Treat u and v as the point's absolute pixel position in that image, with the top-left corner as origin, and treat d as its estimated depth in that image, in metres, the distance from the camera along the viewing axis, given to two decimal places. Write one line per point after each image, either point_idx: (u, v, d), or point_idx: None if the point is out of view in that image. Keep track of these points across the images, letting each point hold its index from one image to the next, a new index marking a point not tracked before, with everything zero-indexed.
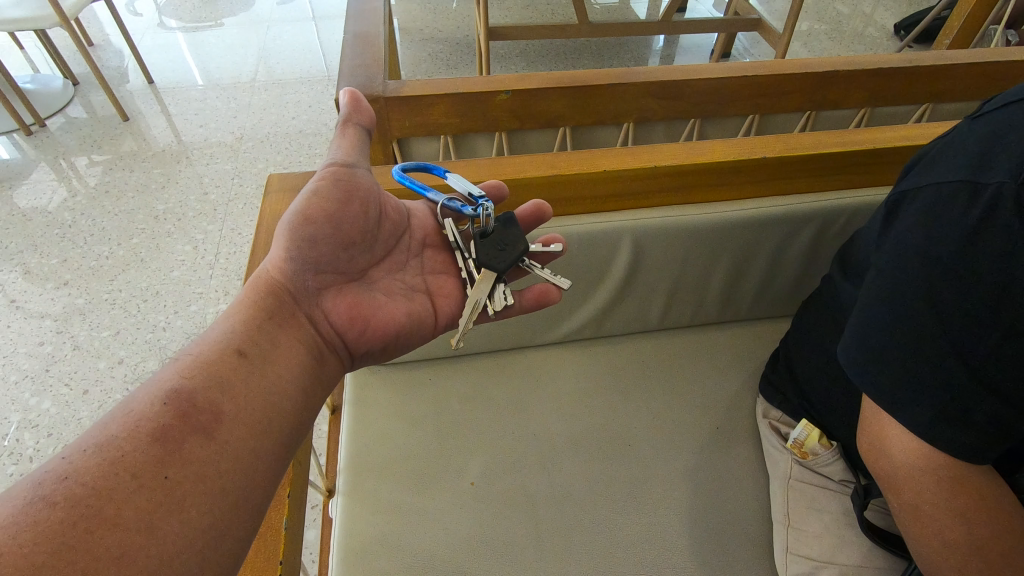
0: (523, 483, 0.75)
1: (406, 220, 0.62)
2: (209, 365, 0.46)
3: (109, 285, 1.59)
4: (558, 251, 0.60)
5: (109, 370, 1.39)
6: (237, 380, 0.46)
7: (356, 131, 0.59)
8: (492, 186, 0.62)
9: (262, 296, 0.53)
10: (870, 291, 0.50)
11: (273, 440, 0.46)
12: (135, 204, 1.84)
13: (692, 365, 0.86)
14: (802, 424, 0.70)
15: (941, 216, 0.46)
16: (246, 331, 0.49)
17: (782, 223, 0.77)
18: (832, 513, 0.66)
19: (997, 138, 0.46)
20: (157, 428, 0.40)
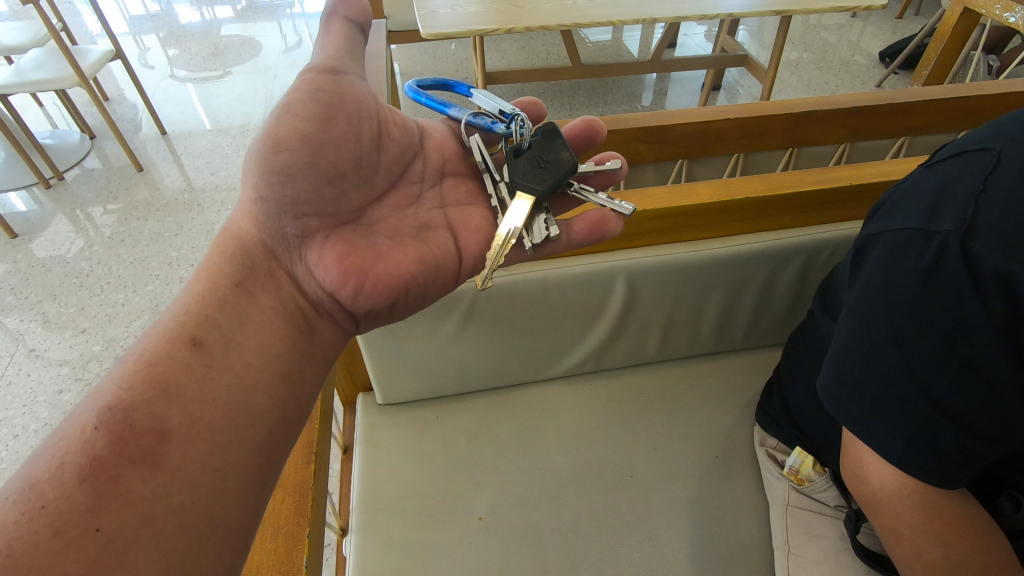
0: (529, 518, 0.77)
1: (412, 146, 0.67)
2: (154, 364, 0.47)
3: (124, 332, 1.64)
4: (614, 168, 0.64)
5: None
6: (183, 382, 0.47)
7: (344, 29, 0.65)
8: (530, 102, 0.70)
9: (230, 263, 0.55)
10: (844, 326, 0.55)
11: (233, 449, 0.47)
12: (150, 251, 1.90)
13: (690, 395, 0.89)
14: (797, 451, 0.73)
15: (895, 259, 0.50)
16: (197, 318, 0.51)
17: (768, 258, 0.81)
18: (829, 539, 0.69)
19: (945, 186, 0.50)
20: (90, 461, 0.42)
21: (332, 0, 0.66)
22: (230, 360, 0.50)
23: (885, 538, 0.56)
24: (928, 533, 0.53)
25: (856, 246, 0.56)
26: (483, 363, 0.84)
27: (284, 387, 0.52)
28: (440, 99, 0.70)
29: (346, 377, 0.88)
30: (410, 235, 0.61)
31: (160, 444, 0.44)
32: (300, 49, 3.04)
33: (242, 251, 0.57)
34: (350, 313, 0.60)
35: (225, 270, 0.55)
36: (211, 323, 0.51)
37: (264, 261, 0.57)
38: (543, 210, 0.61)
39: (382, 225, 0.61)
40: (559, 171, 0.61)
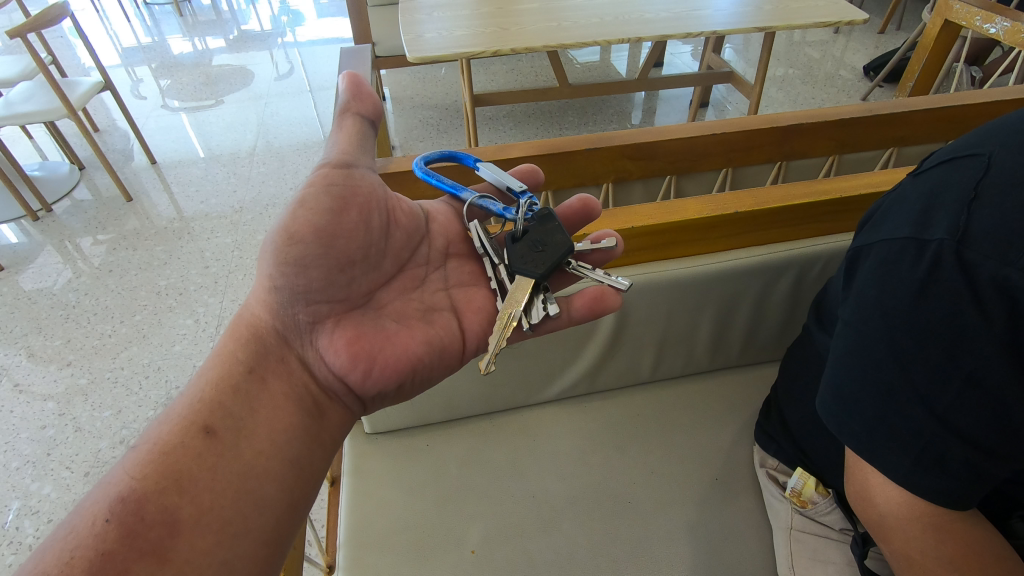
0: (524, 549, 0.74)
1: (423, 229, 0.67)
2: (168, 453, 0.46)
3: (111, 363, 1.60)
4: (611, 247, 0.61)
5: (111, 450, 1.39)
6: (194, 472, 0.46)
7: (355, 122, 0.65)
8: (527, 170, 0.71)
9: (242, 347, 0.55)
10: (842, 342, 0.53)
11: (244, 537, 0.45)
12: (139, 281, 1.88)
13: (687, 416, 0.87)
14: (798, 471, 0.70)
15: (892, 273, 0.49)
16: (212, 404, 0.50)
17: (760, 272, 0.79)
18: (837, 564, 0.66)
19: (933, 196, 0.50)
20: (98, 556, 0.40)
21: (344, 93, 0.65)
22: (242, 447, 0.49)
23: (894, 562, 0.54)
24: (935, 556, 0.50)
25: (849, 260, 0.55)
26: (473, 387, 0.82)
27: (296, 475, 0.51)
28: (452, 181, 0.68)
29: None
30: (418, 317, 0.60)
31: (169, 536, 0.43)
32: (290, 77, 3.06)
33: (252, 333, 0.56)
34: (359, 396, 0.58)
35: (237, 356, 0.54)
36: (223, 411, 0.50)
37: (279, 343, 0.56)
38: (542, 290, 0.59)
39: (390, 308, 0.60)
40: (554, 252, 0.59)
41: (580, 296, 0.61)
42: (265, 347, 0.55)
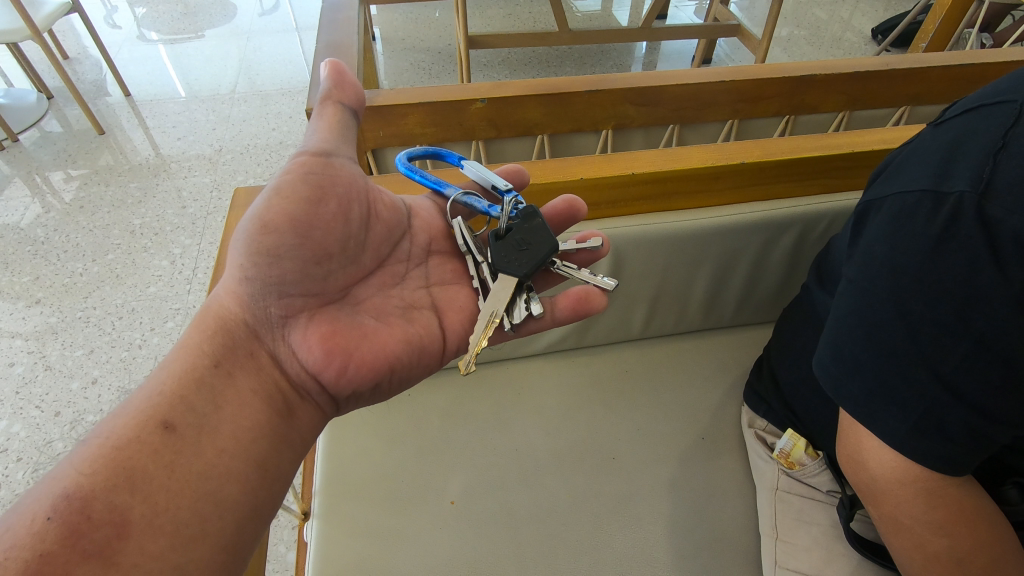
0: (505, 502, 0.72)
1: (406, 221, 0.62)
2: (123, 447, 0.42)
3: (82, 303, 1.54)
4: (597, 247, 0.59)
5: (83, 390, 1.35)
6: (150, 469, 0.42)
7: (336, 109, 0.58)
8: (513, 171, 0.63)
9: (208, 337, 0.49)
10: (849, 294, 0.50)
11: (201, 539, 0.41)
12: (111, 219, 1.79)
13: (676, 375, 0.85)
14: (787, 434, 0.70)
15: (909, 226, 0.45)
16: (174, 398, 0.45)
17: (761, 229, 0.76)
18: (821, 526, 0.65)
19: (956, 145, 0.46)
20: (36, 557, 0.36)
21: (325, 80, 0.58)
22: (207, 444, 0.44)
23: (882, 529, 0.52)
24: (927, 522, 0.49)
25: (857, 218, 0.52)
26: None
27: (262, 476, 0.47)
28: (435, 177, 0.64)
29: None
30: (395, 315, 0.56)
31: (118, 538, 0.38)
32: (275, 12, 2.89)
33: (221, 318, 0.51)
34: (332, 395, 0.54)
35: (203, 348, 0.49)
36: (184, 405, 0.45)
37: (250, 334, 0.51)
38: (526, 290, 0.56)
39: (367, 305, 0.56)
40: (540, 251, 0.56)
41: (564, 296, 0.57)
42: (234, 337, 0.50)
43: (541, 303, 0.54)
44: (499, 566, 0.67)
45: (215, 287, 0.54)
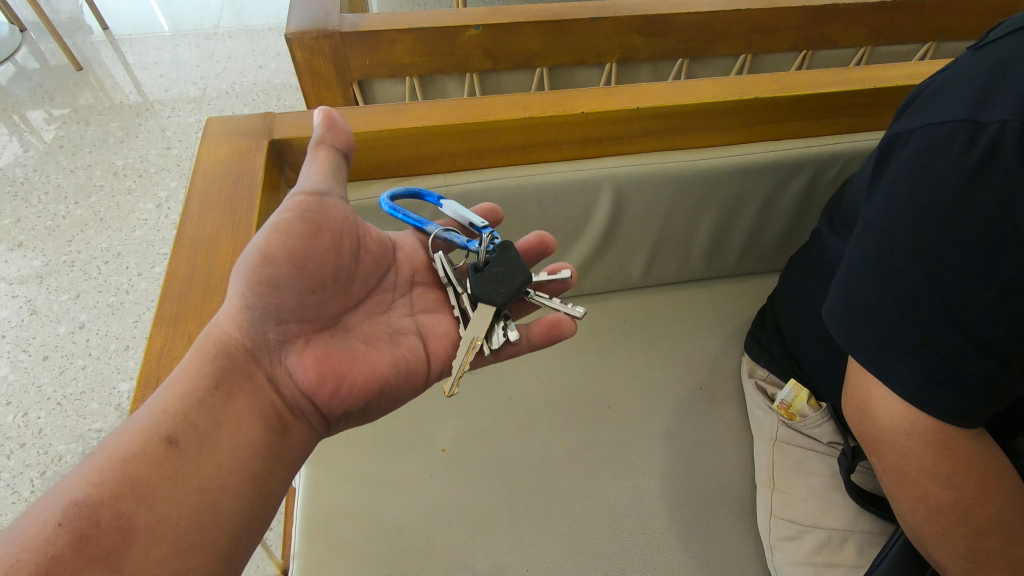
0: (496, 451, 0.71)
1: (390, 254, 0.56)
2: (125, 465, 0.38)
3: (66, 246, 1.50)
4: (568, 279, 0.55)
5: (71, 335, 1.32)
6: (155, 480, 0.38)
7: (328, 153, 0.51)
8: (488, 209, 0.59)
9: (208, 354, 0.43)
10: (870, 235, 0.45)
11: (201, 551, 0.38)
12: (92, 159, 1.73)
13: (675, 325, 0.82)
14: (790, 384, 0.68)
15: (942, 168, 0.41)
16: (181, 409, 0.41)
17: (772, 171, 0.71)
18: (819, 476, 0.64)
19: (1000, 70, 0.42)
20: (45, 562, 0.33)
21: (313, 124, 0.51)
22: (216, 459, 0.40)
23: (884, 478, 0.49)
24: (933, 471, 0.46)
25: (880, 156, 0.47)
26: None
27: (259, 488, 0.42)
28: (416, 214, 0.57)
29: None
30: (383, 338, 0.51)
31: (122, 545, 0.35)
32: None
33: (218, 335, 0.44)
34: (327, 419, 0.48)
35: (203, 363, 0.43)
36: (189, 415, 0.41)
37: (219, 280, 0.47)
38: (504, 319, 0.53)
39: (358, 329, 0.50)
40: (516, 281, 0.52)
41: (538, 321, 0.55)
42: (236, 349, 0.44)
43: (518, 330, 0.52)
44: (489, 513, 0.66)
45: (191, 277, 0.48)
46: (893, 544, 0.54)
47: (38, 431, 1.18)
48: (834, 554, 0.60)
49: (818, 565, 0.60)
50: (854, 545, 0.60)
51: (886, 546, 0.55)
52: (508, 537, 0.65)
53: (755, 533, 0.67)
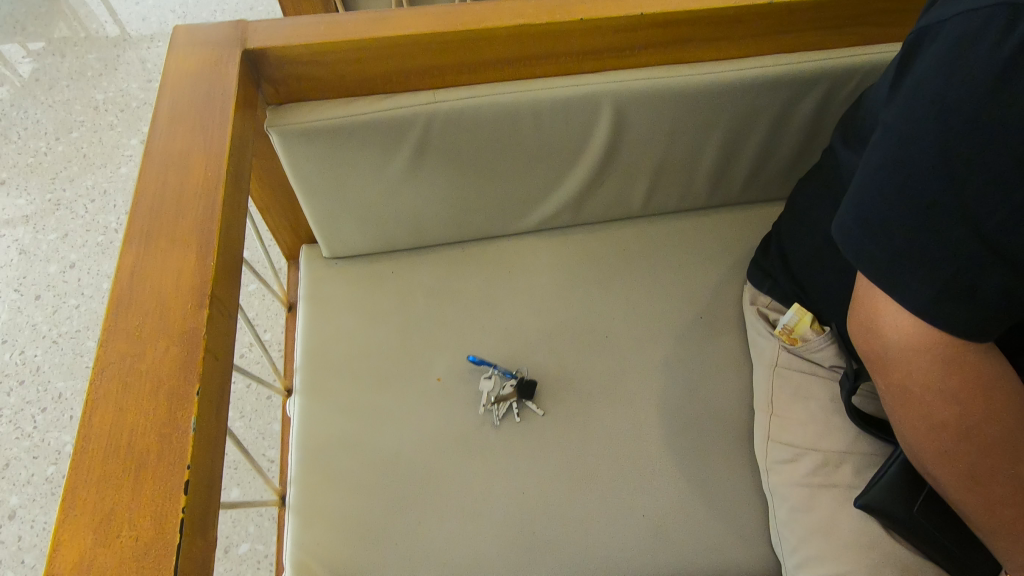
0: (493, 379, 0.70)
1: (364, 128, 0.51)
2: (144, 327, 0.37)
3: (51, 184, 1.44)
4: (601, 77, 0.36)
5: (62, 275, 1.29)
6: (176, 328, 0.38)
7: None
8: None
9: (196, 226, 0.42)
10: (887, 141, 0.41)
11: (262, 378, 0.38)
12: (70, 93, 1.63)
13: (676, 253, 0.79)
14: (794, 307, 0.65)
15: (973, 67, 0.37)
16: (177, 274, 0.40)
17: (784, 86, 0.67)
18: (819, 400, 0.64)
19: None
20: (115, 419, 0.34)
21: None
22: (202, 313, 0.38)
23: (888, 396, 0.48)
24: (940, 390, 0.45)
25: (900, 62, 0.43)
26: (440, 209, 0.72)
27: None
28: None
29: (286, 225, 0.78)
30: None
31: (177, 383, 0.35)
32: None
33: (195, 210, 0.43)
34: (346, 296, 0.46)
35: (191, 233, 0.42)
36: (186, 275, 0.40)
37: (189, 194, 0.44)
38: None
39: None
40: None
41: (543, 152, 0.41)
42: (214, 223, 0.43)
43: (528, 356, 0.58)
44: (487, 439, 0.66)
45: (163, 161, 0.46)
46: (891, 464, 0.55)
47: (36, 369, 1.17)
48: (831, 475, 0.61)
49: (814, 486, 0.61)
50: (851, 466, 0.60)
51: (883, 466, 0.56)
52: (506, 462, 0.65)
53: (752, 456, 0.67)
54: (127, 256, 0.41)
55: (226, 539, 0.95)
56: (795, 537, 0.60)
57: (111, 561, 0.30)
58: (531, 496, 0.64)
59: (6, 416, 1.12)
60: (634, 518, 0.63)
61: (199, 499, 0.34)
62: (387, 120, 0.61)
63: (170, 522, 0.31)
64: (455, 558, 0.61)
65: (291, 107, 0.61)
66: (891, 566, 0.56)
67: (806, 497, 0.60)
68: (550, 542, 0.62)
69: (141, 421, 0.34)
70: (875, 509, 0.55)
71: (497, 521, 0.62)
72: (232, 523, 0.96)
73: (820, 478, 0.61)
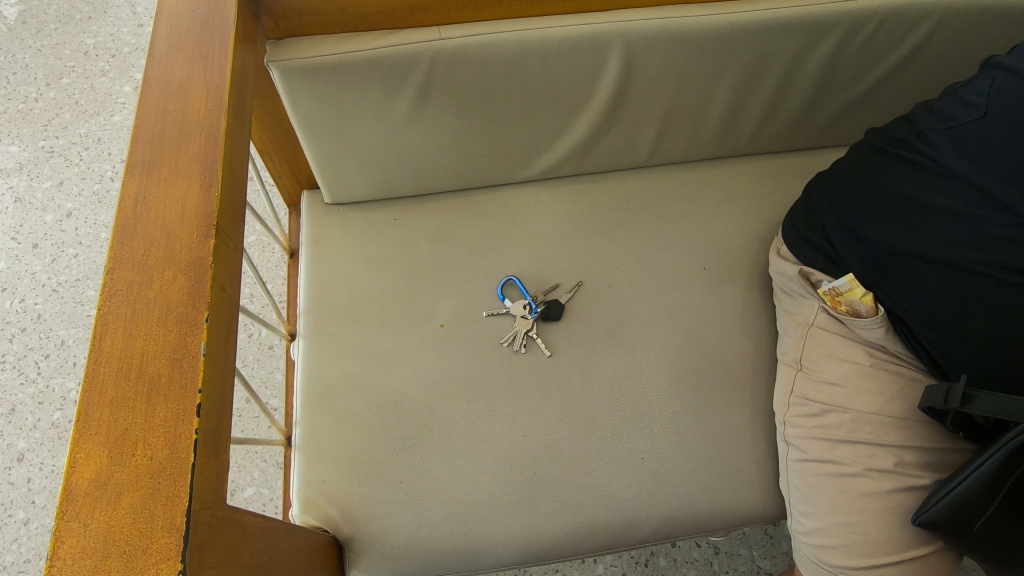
0: (495, 326, 0.70)
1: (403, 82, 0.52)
2: (148, 256, 0.37)
3: (43, 132, 1.38)
4: None
5: (59, 224, 1.27)
6: (179, 259, 0.37)
7: None
8: None
9: (198, 158, 0.41)
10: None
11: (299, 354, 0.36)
12: (58, 37, 1.51)
13: (682, 205, 0.79)
14: (848, 275, 0.61)
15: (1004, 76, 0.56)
16: (180, 206, 0.39)
17: (800, 29, 0.65)
18: (854, 363, 0.61)
19: None
20: (125, 345, 0.34)
21: None
22: (209, 243, 0.38)
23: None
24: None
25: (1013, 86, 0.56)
26: (444, 154, 0.71)
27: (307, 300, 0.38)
28: None
29: (286, 170, 0.77)
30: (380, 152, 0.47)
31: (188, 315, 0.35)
32: None
33: (195, 142, 0.42)
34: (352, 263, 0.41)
35: (192, 165, 0.41)
36: (189, 206, 0.39)
37: (191, 124, 0.43)
38: None
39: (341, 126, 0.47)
40: None
41: None
42: (216, 154, 0.42)
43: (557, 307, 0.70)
44: (490, 383, 0.67)
45: (160, 89, 0.45)
46: (955, 487, 0.53)
47: (37, 317, 1.17)
48: (856, 432, 0.60)
49: (835, 440, 0.61)
50: (877, 426, 0.59)
51: (947, 487, 0.54)
52: (508, 406, 0.66)
53: (748, 403, 0.68)
54: (131, 184, 0.40)
55: (232, 482, 0.98)
56: (806, 486, 0.62)
57: (128, 477, 0.31)
58: (533, 440, 0.65)
59: (10, 362, 1.12)
60: (632, 461, 0.65)
61: (211, 422, 0.34)
62: (390, 57, 0.60)
63: (185, 441, 0.32)
64: (458, 496, 0.62)
65: (292, 42, 0.59)
66: (885, 508, 0.58)
67: (825, 450, 0.61)
68: (551, 483, 0.64)
69: (151, 346, 0.34)
70: (936, 525, 0.55)
71: (499, 463, 0.64)
72: (237, 468, 0.99)
73: (840, 434, 0.60)
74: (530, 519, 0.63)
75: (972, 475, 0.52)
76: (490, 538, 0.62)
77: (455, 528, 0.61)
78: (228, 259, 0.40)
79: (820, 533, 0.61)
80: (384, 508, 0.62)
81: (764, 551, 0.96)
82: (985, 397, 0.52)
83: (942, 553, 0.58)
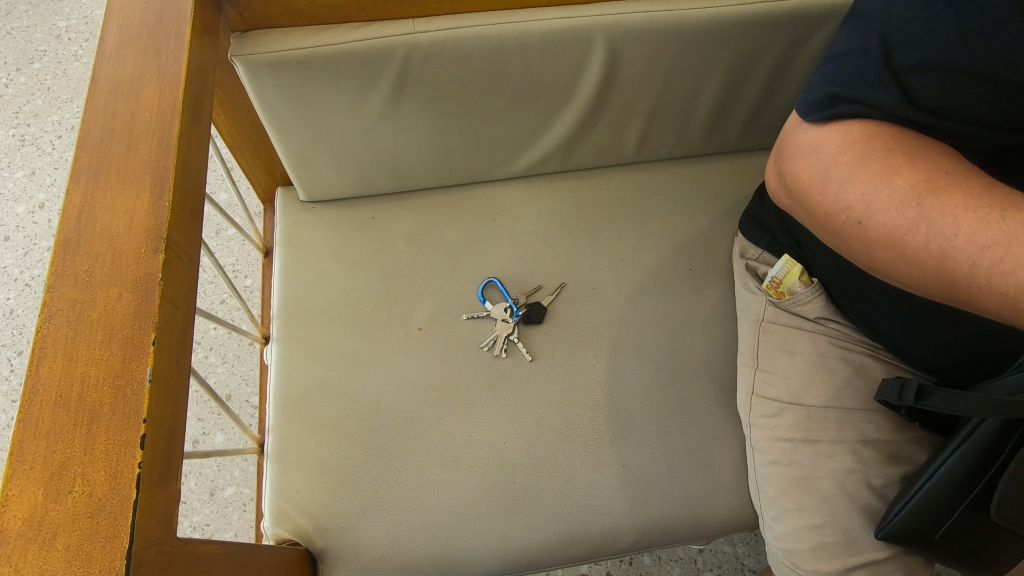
0: (475, 328, 0.68)
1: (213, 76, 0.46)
2: (89, 275, 0.35)
3: (13, 119, 1.33)
4: None
5: (30, 215, 1.23)
6: (123, 279, 0.35)
7: None
8: None
9: (149, 164, 0.39)
10: (887, 97, 0.42)
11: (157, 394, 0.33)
12: (29, 19, 1.45)
13: (668, 203, 0.77)
14: (783, 259, 0.63)
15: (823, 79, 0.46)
16: (127, 219, 0.37)
17: (792, 22, 0.62)
18: (805, 354, 0.62)
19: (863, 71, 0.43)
20: (64, 371, 0.32)
21: None
22: (158, 258, 0.36)
23: (839, 240, 0.46)
24: (848, 166, 0.43)
25: None
26: (422, 150, 0.69)
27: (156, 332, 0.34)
28: None
29: (260, 166, 0.74)
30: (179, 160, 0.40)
31: (134, 339, 0.33)
32: None
33: (144, 148, 0.40)
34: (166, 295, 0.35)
35: (143, 174, 0.38)
36: (136, 219, 0.37)
37: (142, 126, 0.41)
38: None
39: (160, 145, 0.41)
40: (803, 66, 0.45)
41: None
42: (170, 158, 0.39)
43: (537, 309, 0.68)
44: (469, 390, 0.65)
45: (109, 88, 0.42)
46: (919, 488, 0.53)
47: (9, 312, 1.14)
48: (815, 429, 0.60)
49: (797, 440, 0.60)
50: (836, 420, 0.59)
51: (908, 493, 0.54)
52: (488, 413, 0.65)
53: (732, 409, 0.67)
54: (75, 192, 0.37)
55: (212, 482, 0.96)
56: (773, 489, 0.61)
57: (63, 515, 0.29)
58: (513, 448, 0.63)
59: None
60: (614, 469, 0.64)
61: (158, 452, 0.33)
62: (357, 51, 0.57)
63: (128, 475, 0.30)
64: (435, 507, 0.61)
65: (257, 35, 0.56)
66: (864, 517, 0.57)
67: (789, 451, 0.60)
68: (530, 491, 0.62)
69: (93, 371, 0.32)
70: (898, 538, 0.54)
71: (477, 473, 0.62)
72: (216, 468, 0.97)
73: (799, 433, 0.60)
74: (508, 528, 0.61)
75: (936, 475, 0.52)
76: (469, 548, 0.60)
77: (431, 539, 0.60)
78: (180, 273, 0.38)
79: (791, 537, 0.59)
80: (358, 520, 0.60)
81: (749, 549, 0.96)
82: (937, 394, 0.51)
83: (921, 559, 0.58)
